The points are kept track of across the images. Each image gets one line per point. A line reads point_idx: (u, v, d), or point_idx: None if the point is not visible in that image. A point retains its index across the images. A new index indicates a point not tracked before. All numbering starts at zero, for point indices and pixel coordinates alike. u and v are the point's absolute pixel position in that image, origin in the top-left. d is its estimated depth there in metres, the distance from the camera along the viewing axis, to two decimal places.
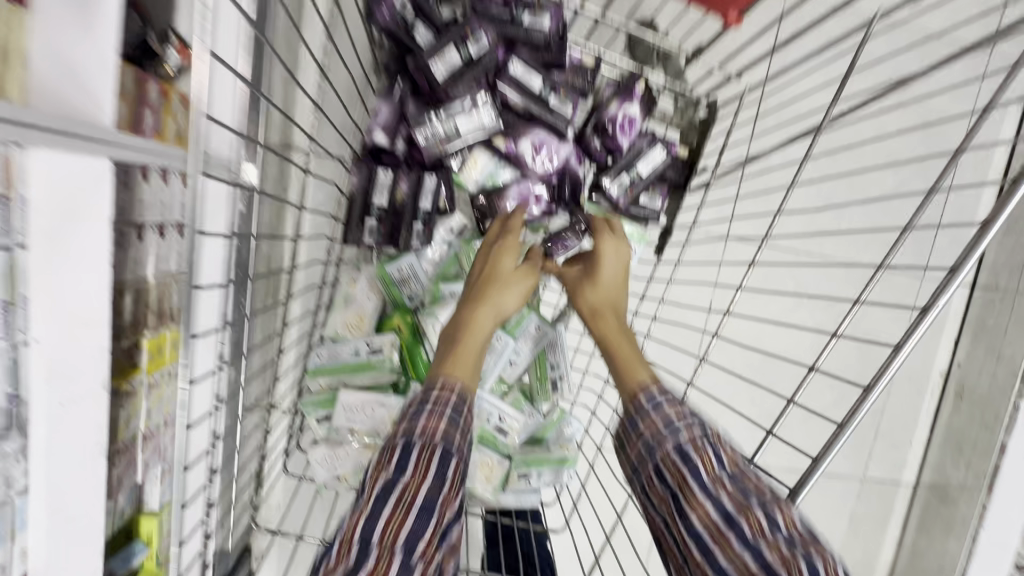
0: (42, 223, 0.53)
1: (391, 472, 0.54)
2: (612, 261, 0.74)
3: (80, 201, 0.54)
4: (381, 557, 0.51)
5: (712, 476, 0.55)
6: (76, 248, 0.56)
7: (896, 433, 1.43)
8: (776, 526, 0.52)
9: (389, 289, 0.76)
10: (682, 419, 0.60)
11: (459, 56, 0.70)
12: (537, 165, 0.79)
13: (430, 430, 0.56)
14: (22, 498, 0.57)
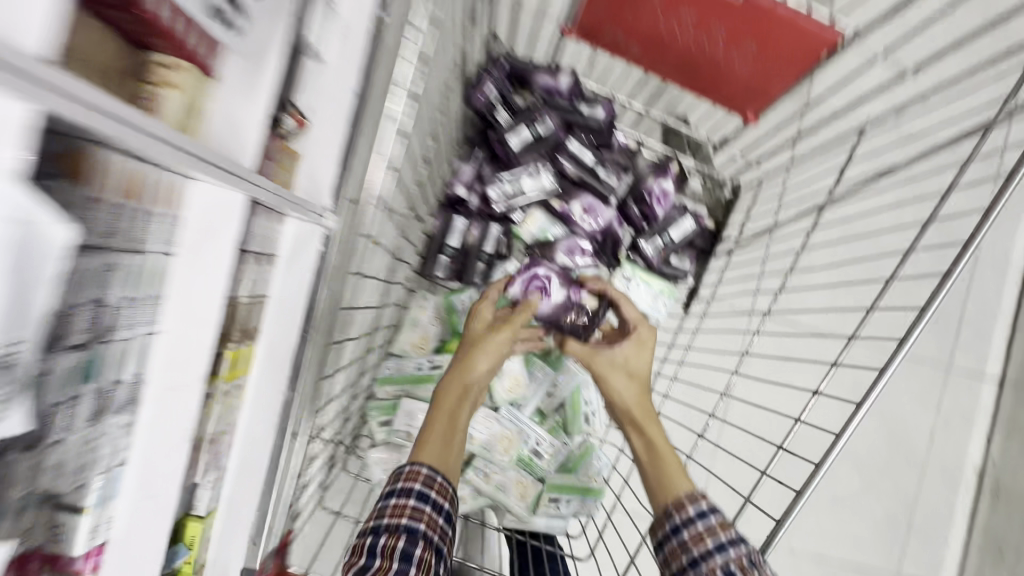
0: (188, 238, 0.66)
1: (363, 557, 0.57)
2: (636, 356, 0.80)
3: (218, 229, 0.68)
4: None
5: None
6: (206, 261, 0.69)
7: (933, 529, 1.36)
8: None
9: (452, 318, 0.87)
10: (731, 540, 0.60)
11: (529, 133, 0.86)
12: (585, 226, 0.91)
13: (396, 507, 0.61)
14: (121, 467, 0.65)
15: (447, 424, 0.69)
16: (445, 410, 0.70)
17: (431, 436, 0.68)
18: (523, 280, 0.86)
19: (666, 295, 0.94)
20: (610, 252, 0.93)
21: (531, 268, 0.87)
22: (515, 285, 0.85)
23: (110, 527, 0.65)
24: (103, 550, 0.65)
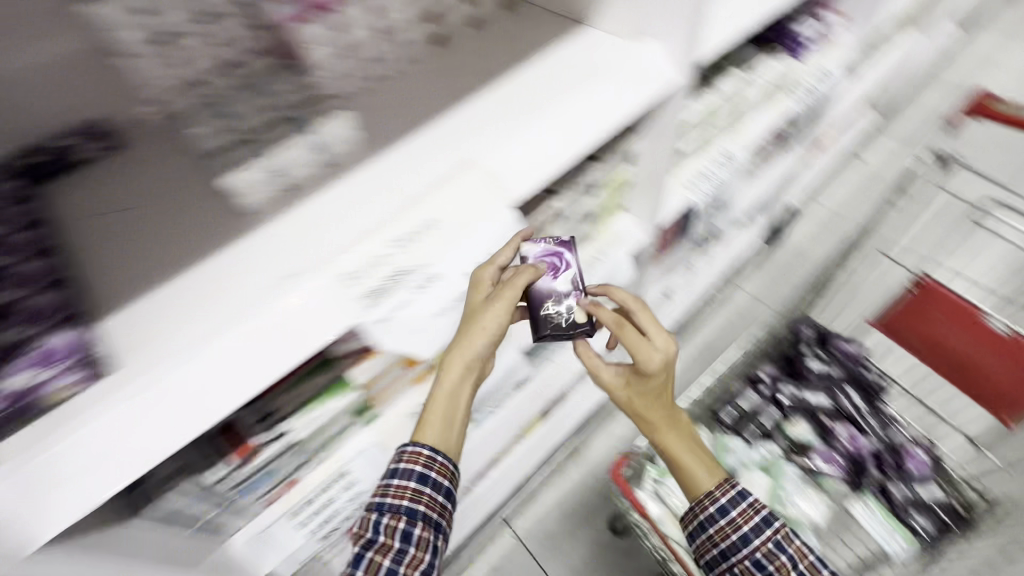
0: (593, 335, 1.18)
1: (371, 528, 0.59)
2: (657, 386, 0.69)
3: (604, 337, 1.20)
4: (376, 551, 0.57)
5: (781, 570, 0.63)
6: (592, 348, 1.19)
7: None
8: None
9: None
10: (754, 526, 0.65)
11: (819, 363, 1.09)
12: (846, 447, 1.01)
13: (399, 484, 0.60)
14: (485, 415, 1.03)
15: (439, 411, 0.63)
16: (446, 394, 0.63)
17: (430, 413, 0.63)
18: (543, 246, 0.69)
19: (899, 534, 0.92)
20: (856, 477, 0.99)
21: (559, 248, 0.70)
22: (534, 254, 0.68)
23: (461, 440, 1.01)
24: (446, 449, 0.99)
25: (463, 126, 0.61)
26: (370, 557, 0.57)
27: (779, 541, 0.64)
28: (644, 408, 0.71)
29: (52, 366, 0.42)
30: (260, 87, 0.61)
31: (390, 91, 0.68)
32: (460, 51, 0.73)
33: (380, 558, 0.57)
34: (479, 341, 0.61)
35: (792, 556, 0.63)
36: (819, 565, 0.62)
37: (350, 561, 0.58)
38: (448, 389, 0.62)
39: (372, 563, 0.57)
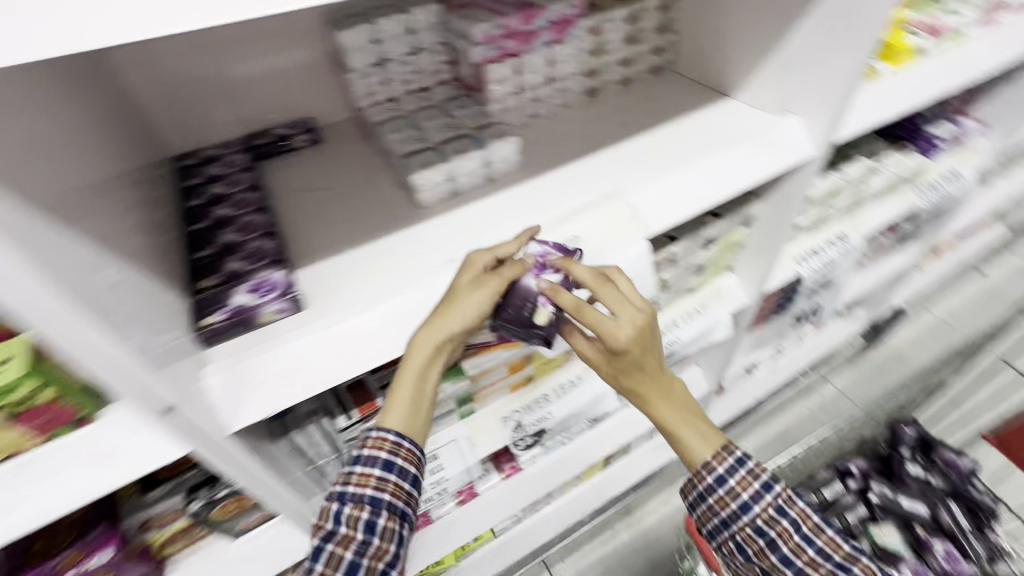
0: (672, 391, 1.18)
1: (329, 519, 0.58)
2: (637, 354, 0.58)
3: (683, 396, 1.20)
4: (338, 543, 0.57)
5: (784, 536, 0.60)
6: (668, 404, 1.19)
7: None
8: (847, 568, 0.57)
9: None
10: (753, 493, 0.61)
11: (917, 478, 1.13)
12: (943, 565, 0.97)
13: (363, 473, 0.59)
14: (556, 443, 1.06)
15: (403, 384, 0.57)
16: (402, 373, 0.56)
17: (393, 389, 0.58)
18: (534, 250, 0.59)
19: None
20: None
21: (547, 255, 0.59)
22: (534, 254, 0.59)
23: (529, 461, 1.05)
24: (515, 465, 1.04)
25: (608, 166, 0.69)
26: (332, 550, 0.57)
27: (780, 505, 0.61)
28: (636, 388, 0.61)
29: (264, 292, 0.53)
30: (444, 109, 0.73)
31: (544, 128, 0.78)
32: (609, 104, 0.82)
33: (343, 548, 0.57)
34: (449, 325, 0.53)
35: (795, 523, 0.60)
36: (823, 530, 0.59)
37: (311, 552, 0.57)
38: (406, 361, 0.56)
39: (335, 556, 0.56)
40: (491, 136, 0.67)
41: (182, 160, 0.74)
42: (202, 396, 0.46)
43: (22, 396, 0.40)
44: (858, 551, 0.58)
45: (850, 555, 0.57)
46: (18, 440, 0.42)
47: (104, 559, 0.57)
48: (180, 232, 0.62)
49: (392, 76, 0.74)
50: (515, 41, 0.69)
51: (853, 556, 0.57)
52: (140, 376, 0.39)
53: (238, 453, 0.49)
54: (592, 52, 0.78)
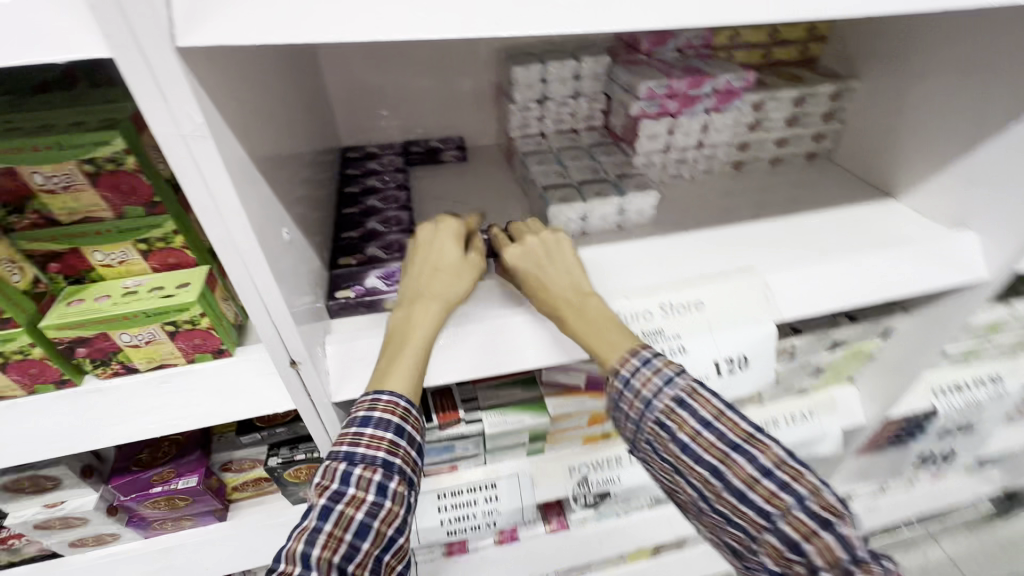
0: None
1: (338, 480, 0.45)
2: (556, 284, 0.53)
3: None
4: (349, 502, 0.45)
5: (683, 429, 0.46)
6: None
7: None
8: (744, 450, 0.43)
9: None
10: (654, 390, 0.47)
11: None
12: None
13: (375, 435, 0.47)
14: (613, 512, 1.00)
15: (395, 345, 0.49)
16: (399, 331, 0.50)
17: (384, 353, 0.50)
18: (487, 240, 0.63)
19: None
20: None
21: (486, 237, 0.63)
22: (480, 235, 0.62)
23: (579, 524, 0.99)
24: (563, 523, 0.98)
25: (744, 241, 0.66)
26: (342, 511, 0.44)
27: (680, 394, 0.46)
28: (548, 296, 0.53)
29: (395, 282, 0.56)
30: (588, 153, 0.75)
31: (681, 191, 0.77)
32: (753, 181, 0.80)
33: (354, 510, 0.45)
34: (450, 288, 0.52)
35: (693, 409, 0.46)
36: (724, 412, 0.45)
37: (312, 514, 0.44)
38: (400, 319, 0.50)
39: (345, 519, 0.44)
40: (631, 186, 0.68)
41: (348, 153, 0.83)
42: (324, 361, 0.49)
43: (187, 317, 0.44)
44: (758, 430, 0.44)
45: (750, 437, 0.44)
46: (171, 355, 0.47)
47: (188, 484, 0.62)
48: (333, 212, 0.69)
49: (548, 114, 0.78)
50: (676, 101, 0.70)
51: (750, 438, 0.44)
52: (287, 326, 0.42)
53: (334, 423, 0.52)
54: (749, 127, 0.77)
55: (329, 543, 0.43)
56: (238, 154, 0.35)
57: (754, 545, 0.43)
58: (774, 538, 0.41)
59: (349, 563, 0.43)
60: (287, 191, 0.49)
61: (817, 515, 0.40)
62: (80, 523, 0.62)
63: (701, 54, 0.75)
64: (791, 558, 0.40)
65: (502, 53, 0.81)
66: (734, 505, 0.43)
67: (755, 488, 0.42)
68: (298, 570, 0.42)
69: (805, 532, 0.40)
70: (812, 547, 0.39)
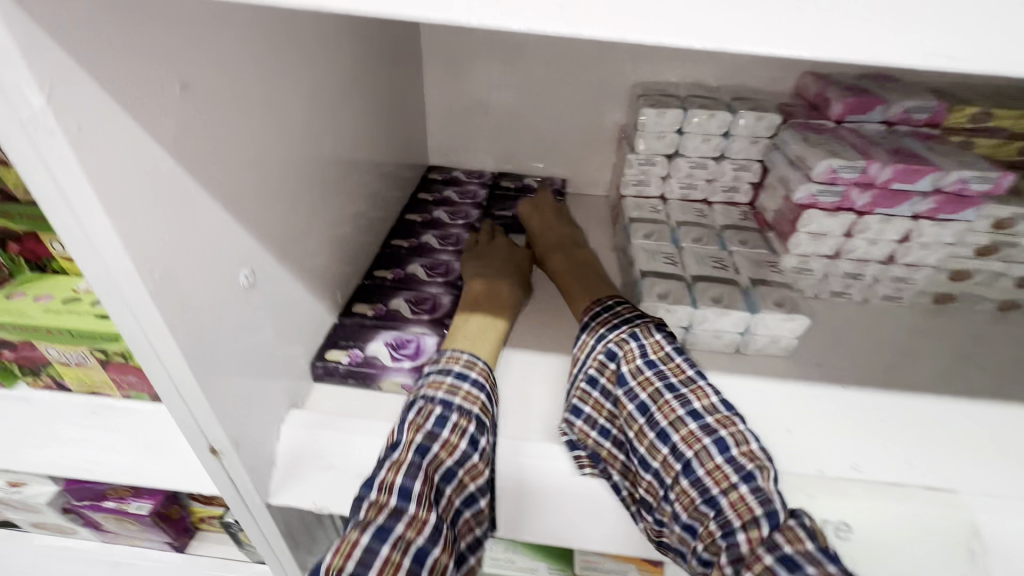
0: None
1: (433, 423, 0.35)
2: (549, 223, 0.60)
3: None
4: (448, 442, 0.34)
5: (628, 359, 0.40)
6: None
7: None
8: (676, 387, 0.38)
9: None
10: (611, 324, 0.43)
11: None
12: None
13: (475, 394, 0.37)
14: None
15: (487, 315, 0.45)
16: (485, 313, 0.45)
17: (470, 318, 0.44)
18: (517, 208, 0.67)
19: None
20: None
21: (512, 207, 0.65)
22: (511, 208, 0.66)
23: None
24: None
25: (938, 430, 0.42)
26: (434, 453, 0.34)
27: (635, 329, 0.42)
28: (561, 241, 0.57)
29: (402, 356, 0.43)
30: (717, 237, 0.56)
31: (843, 317, 0.54)
32: (961, 330, 0.53)
33: (449, 452, 0.34)
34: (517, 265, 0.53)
35: (643, 347, 0.40)
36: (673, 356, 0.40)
37: (405, 447, 0.34)
38: (488, 290, 0.47)
39: (436, 462, 0.33)
40: (769, 298, 0.47)
41: (433, 173, 0.72)
42: (270, 450, 0.37)
43: (119, 349, 0.34)
44: (701, 377, 0.39)
45: (691, 380, 0.38)
46: (104, 383, 0.38)
47: (139, 510, 0.54)
48: (381, 240, 0.57)
49: (675, 174, 0.60)
50: (869, 194, 0.48)
51: (691, 382, 0.38)
52: (202, 405, 0.30)
53: (271, 530, 0.39)
54: (978, 251, 0.51)
55: (425, 487, 0.32)
56: (152, 165, 0.23)
57: (664, 493, 0.35)
58: (686, 483, 0.34)
59: (443, 505, 0.33)
60: (293, 217, 0.38)
61: (736, 464, 0.34)
62: (34, 511, 0.56)
63: (922, 135, 0.52)
64: (700, 508, 0.33)
65: (636, 89, 0.65)
66: (653, 445, 0.36)
67: (679, 428, 0.36)
68: (394, 502, 0.32)
69: (720, 481, 0.33)
70: (723, 496, 0.33)
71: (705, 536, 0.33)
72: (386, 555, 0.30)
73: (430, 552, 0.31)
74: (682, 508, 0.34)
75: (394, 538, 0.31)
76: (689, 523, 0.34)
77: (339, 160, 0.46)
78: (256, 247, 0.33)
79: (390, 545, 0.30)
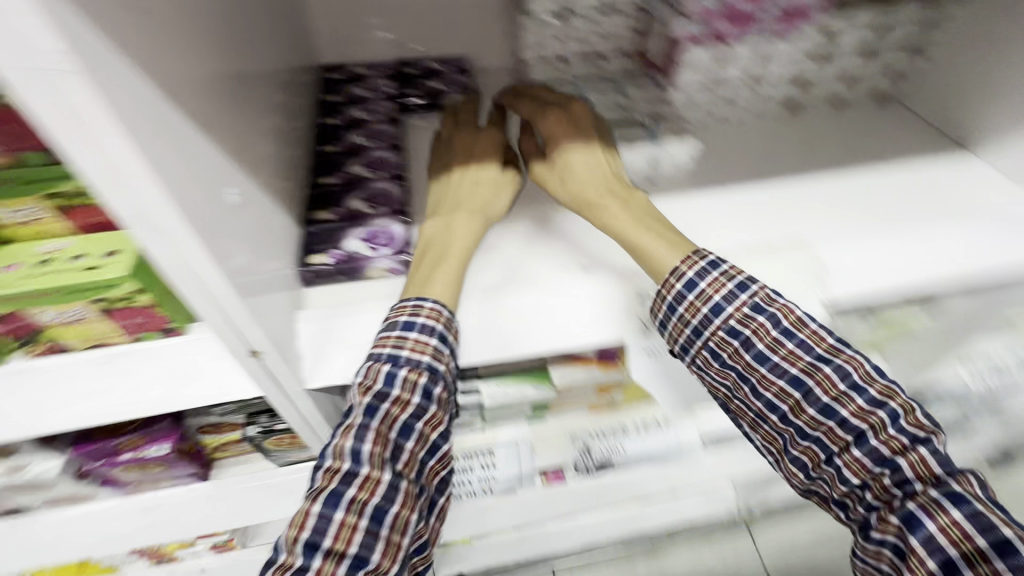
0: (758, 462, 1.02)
1: (380, 385, 0.42)
2: (571, 140, 0.54)
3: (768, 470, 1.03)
4: (399, 399, 0.42)
5: (759, 333, 0.43)
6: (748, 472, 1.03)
7: None
8: (828, 360, 0.42)
9: None
10: (730, 296, 0.44)
11: None
12: None
13: (423, 342, 0.43)
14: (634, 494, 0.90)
15: (433, 258, 0.47)
16: (452, 236, 0.48)
17: (429, 250, 0.48)
18: (424, 91, 0.68)
19: None
20: None
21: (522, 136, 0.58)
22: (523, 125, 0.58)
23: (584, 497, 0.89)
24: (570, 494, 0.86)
25: (797, 202, 0.56)
26: (385, 411, 0.42)
27: (757, 303, 0.44)
28: (590, 159, 0.53)
29: (379, 245, 0.49)
30: (617, 87, 0.63)
31: (722, 136, 0.65)
32: (807, 126, 0.67)
33: (398, 409, 0.42)
34: (483, 177, 0.53)
35: (774, 318, 0.43)
36: (807, 324, 0.43)
37: (355, 412, 0.42)
38: (440, 229, 0.49)
39: (388, 418, 0.42)
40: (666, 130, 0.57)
41: (331, 73, 0.70)
42: (295, 343, 0.42)
43: (122, 293, 0.36)
44: (844, 347, 0.43)
45: (839, 349, 0.42)
46: (107, 333, 0.40)
47: (160, 452, 0.57)
48: (311, 150, 0.58)
49: (570, 33, 0.64)
50: (733, 23, 0.56)
51: (840, 353, 0.42)
52: (239, 314, 0.35)
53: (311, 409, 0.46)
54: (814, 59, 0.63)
55: (375, 452, 0.41)
56: (135, 95, 0.25)
57: (830, 458, 0.41)
58: (858, 451, 0.40)
59: (395, 463, 0.42)
60: (241, 135, 0.39)
61: (907, 432, 0.40)
62: (46, 486, 0.58)
63: None
64: (872, 468, 0.40)
65: None
66: (815, 418, 0.42)
67: (846, 404, 0.41)
68: (348, 467, 0.41)
69: (894, 446, 0.39)
70: (894, 457, 0.39)
71: (878, 489, 0.40)
72: (341, 518, 0.39)
73: (387, 509, 0.41)
74: (853, 472, 0.40)
75: (346, 504, 0.40)
76: (861, 481, 0.40)
77: (253, 72, 0.45)
78: (229, 169, 0.36)
79: (345, 509, 0.39)
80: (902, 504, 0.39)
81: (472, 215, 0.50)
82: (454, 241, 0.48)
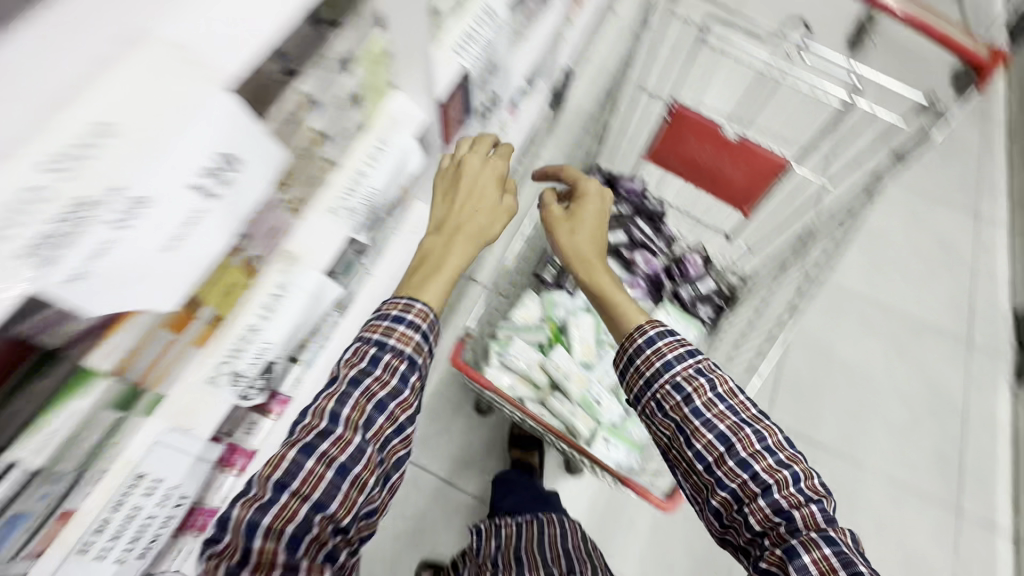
0: None
1: (366, 362, 0.58)
2: (595, 220, 0.82)
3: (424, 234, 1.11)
4: (377, 377, 0.58)
5: (698, 392, 0.61)
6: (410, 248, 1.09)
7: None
8: (750, 424, 0.59)
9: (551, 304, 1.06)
10: (677, 356, 0.63)
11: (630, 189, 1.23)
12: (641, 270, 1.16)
13: (406, 334, 0.60)
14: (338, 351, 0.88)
15: (426, 273, 0.68)
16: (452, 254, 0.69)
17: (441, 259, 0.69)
18: None
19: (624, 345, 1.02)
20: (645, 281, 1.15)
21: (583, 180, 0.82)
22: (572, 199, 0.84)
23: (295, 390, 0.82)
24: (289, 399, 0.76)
25: None
26: (368, 383, 0.57)
27: (699, 368, 0.63)
28: (589, 232, 0.81)
29: None
30: None
31: None
32: None
33: (375, 388, 0.57)
34: (483, 207, 0.75)
35: (711, 382, 0.62)
36: (737, 395, 0.61)
37: (343, 379, 0.57)
38: (443, 246, 0.70)
39: (370, 390, 0.57)
40: None
41: None
42: None
43: None
44: (764, 417, 0.60)
45: (759, 418, 0.60)
46: None
47: None
48: None
49: None
50: None
51: (758, 421, 0.59)
52: None
53: None
54: None
55: (351, 413, 0.55)
56: None
57: (741, 507, 0.56)
58: (762, 501, 0.54)
59: (365, 431, 0.56)
60: None
61: (805, 491, 0.55)
62: None
63: None
64: (773, 519, 0.54)
65: None
66: (733, 471, 0.57)
67: (758, 461, 0.56)
68: (325, 424, 0.54)
69: (793, 502, 0.54)
70: (790, 509, 0.53)
71: (772, 536, 0.54)
72: (310, 465, 0.52)
73: (350, 467, 0.53)
74: (756, 519, 0.55)
75: (317, 454, 0.53)
76: (760, 529, 0.55)
77: None
78: None
79: (314, 457, 0.53)
80: (783, 539, 0.53)
81: (469, 239, 0.71)
82: (450, 258, 0.69)
